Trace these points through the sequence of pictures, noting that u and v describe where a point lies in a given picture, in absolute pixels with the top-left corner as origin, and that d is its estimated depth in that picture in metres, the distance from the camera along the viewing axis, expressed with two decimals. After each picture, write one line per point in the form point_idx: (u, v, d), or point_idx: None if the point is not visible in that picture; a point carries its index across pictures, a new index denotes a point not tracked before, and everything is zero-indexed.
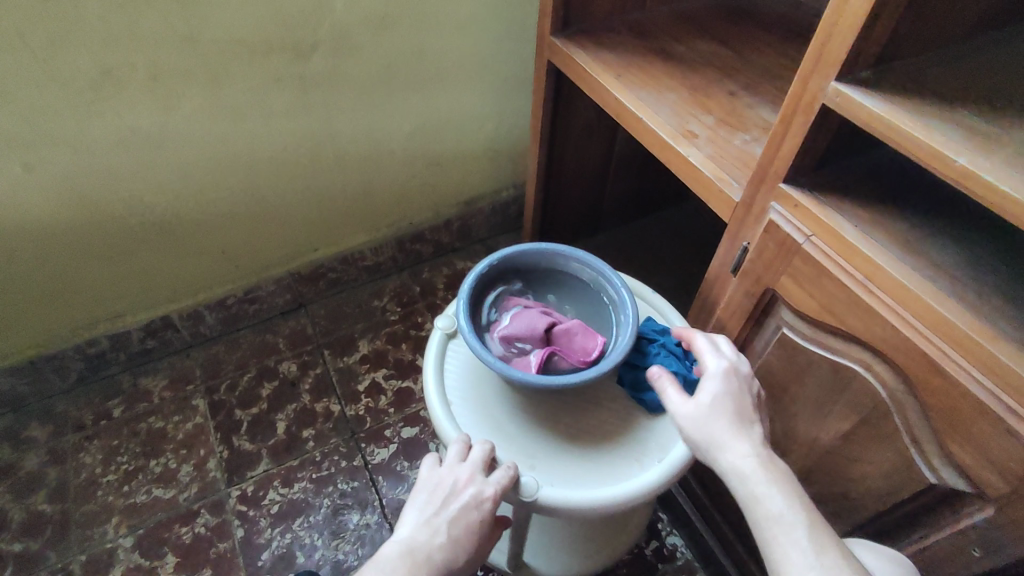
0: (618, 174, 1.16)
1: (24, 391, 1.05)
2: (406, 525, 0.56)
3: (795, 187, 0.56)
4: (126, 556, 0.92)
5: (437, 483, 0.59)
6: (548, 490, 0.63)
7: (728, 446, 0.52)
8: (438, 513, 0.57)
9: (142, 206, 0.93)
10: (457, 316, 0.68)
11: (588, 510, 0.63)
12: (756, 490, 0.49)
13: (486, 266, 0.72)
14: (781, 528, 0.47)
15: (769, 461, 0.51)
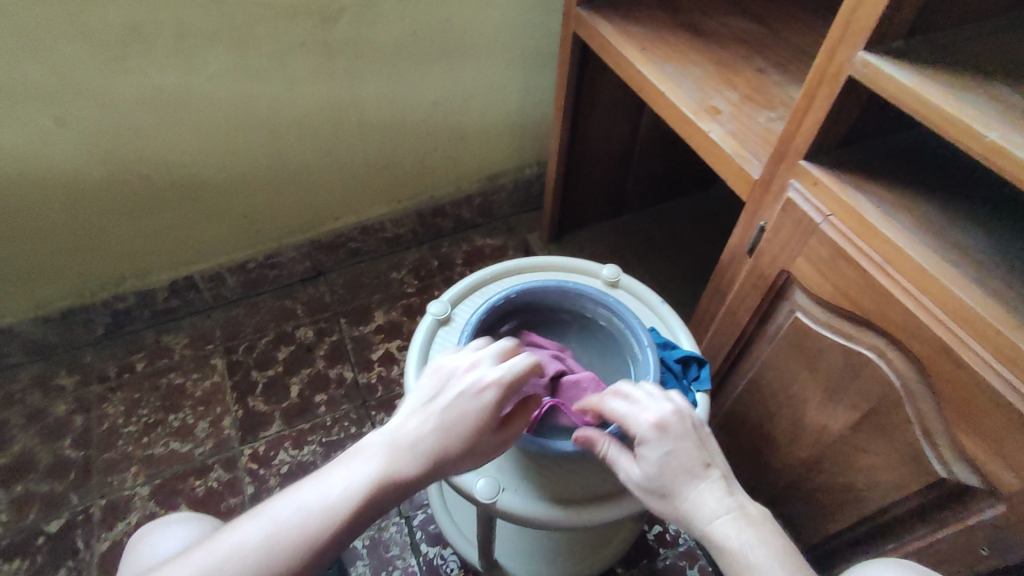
0: (643, 154, 1.14)
1: (55, 340, 1.09)
2: (366, 443, 0.49)
3: (816, 164, 0.54)
4: (142, 503, 0.96)
5: (416, 397, 0.51)
6: (508, 496, 0.57)
7: (691, 518, 0.47)
8: (410, 431, 0.49)
9: (169, 164, 0.95)
10: (457, 352, 0.63)
11: (548, 521, 0.57)
12: (738, 565, 0.44)
13: (501, 298, 0.67)
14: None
15: (734, 525, 0.46)
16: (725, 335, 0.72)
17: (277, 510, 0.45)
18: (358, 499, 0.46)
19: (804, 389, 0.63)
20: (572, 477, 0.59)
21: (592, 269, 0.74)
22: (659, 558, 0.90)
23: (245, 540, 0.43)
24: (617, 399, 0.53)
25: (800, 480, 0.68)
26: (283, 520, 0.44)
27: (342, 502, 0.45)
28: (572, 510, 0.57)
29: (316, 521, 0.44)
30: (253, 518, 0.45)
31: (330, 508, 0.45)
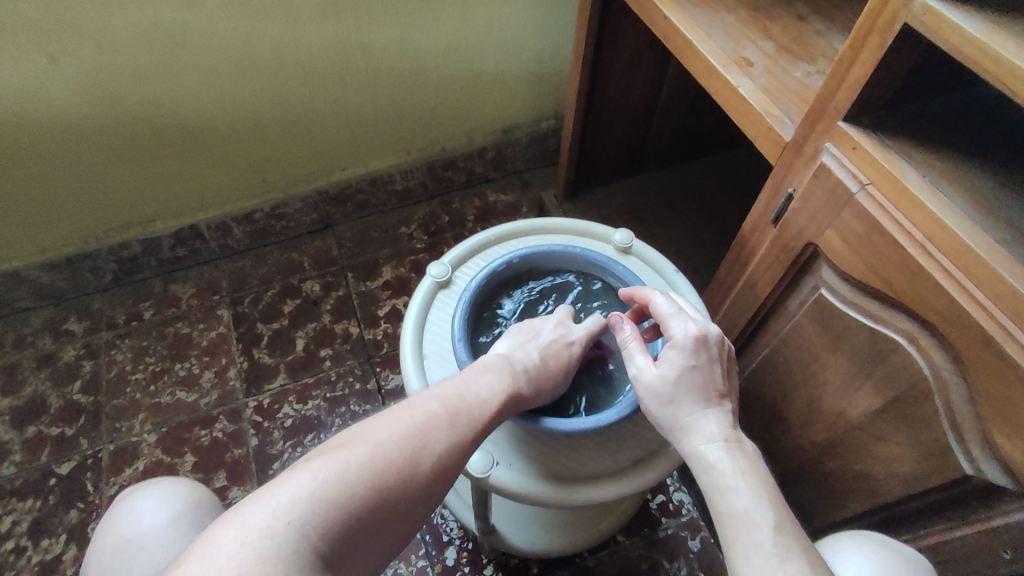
0: (668, 109, 1.06)
1: (63, 286, 1.09)
2: (457, 391, 0.50)
3: (857, 126, 0.48)
4: (149, 451, 0.97)
5: (503, 360, 0.54)
6: (501, 471, 0.54)
7: (690, 432, 0.50)
8: (503, 391, 0.52)
9: (170, 108, 0.91)
10: (455, 318, 0.60)
11: (543, 499, 0.54)
12: (721, 485, 0.47)
13: (504, 263, 0.64)
14: (744, 527, 0.45)
15: (731, 450, 0.48)
16: (742, 309, 0.68)
17: (377, 441, 0.44)
18: (457, 445, 0.47)
19: (823, 370, 0.59)
20: (568, 454, 0.55)
21: (603, 233, 0.70)
22: (660, 528, 0.90)
23: (355, 468, 0.42)
24: (663, 306, 0.56)
25: (811, 463, 0.65)
26: (388, 453, 0.43)
27: (441, 446, 0.46)
28: (568, 489, 0.54)
29: (418, 461, 0.44)
30: (354, 446, 0.43)
31: (430, 450, 0.45)
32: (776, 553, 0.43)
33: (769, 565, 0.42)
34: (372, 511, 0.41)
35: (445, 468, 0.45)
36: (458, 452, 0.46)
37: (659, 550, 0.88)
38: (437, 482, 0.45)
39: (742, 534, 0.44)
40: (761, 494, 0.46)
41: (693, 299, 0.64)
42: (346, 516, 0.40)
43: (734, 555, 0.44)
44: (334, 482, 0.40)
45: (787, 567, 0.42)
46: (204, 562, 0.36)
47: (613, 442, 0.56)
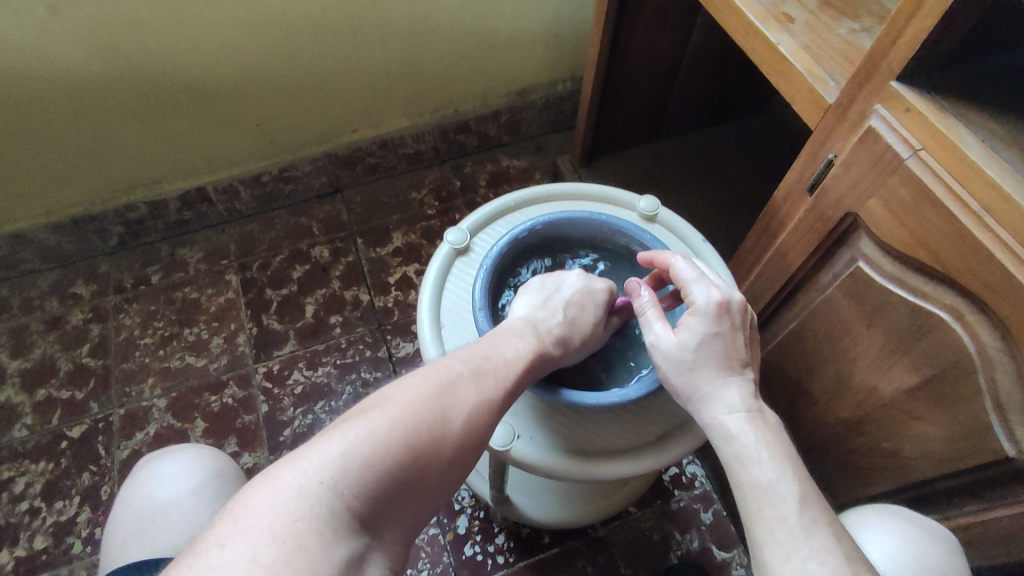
0: (691, 71, 1.02)
1: (69, 248, 1.07)
2: (482, 352, 0.48)
3: (911, 86, 0.45)
4: (160, 415, 0.96)
5: (523, 325, 0.53)
6: (522, 444, 0.53)
7: (711, 401, 0.48)
8: (527, 353, 0.50)
9: (173, 64, 0.88)
10: (475, 286, 0.58)
11: (565, 473, 0.53)
12: (743, 457, 0.45)
13: (526, 230, 0.61)
14: (768, 500, 0.43)
15: (754, 421, 0.46)
16: (770, 281, 0.66)
17: (409, 401, 0.42)
18: (488, 404, 0.45)
19: (855, 346, 0.57)
20: (590, 428, 0.54)
21: (627, 199, 0.67)
22: (672, 500, 0.89)
23: (388, 427, 0.40)
24: (684, 271, 0.53)
25: (835, 439, 0.63)
26: (419, 413, 0.42)
27: (473, 405, 0.44)
28: (590, 464, 0.53)
29: (451, 420, 0.43)
30: (384, 407, 0.41)
31: (462, 409, 0.44)
32: (801, 527, 0.42)
33: (792, 540, 0.41)
34: (408, 470, 0.40)
35: (479, 427, 0.44)
36: (491, 411, 0.45)
37: (671, 521, 0.88)
38: (472, 441, 0.44)
39: (766, 507, 0.43)
40: (785, 466, 0.44)
41: (722, 270, 0.62)
42: (384, 474, 0.39)
43: (755, 528, 0.43)
44: (370, 441, 0.39)
45: (811, 542, 0.41)
46: (241, 526, 0.35)
47: (636, 417, 0.55)
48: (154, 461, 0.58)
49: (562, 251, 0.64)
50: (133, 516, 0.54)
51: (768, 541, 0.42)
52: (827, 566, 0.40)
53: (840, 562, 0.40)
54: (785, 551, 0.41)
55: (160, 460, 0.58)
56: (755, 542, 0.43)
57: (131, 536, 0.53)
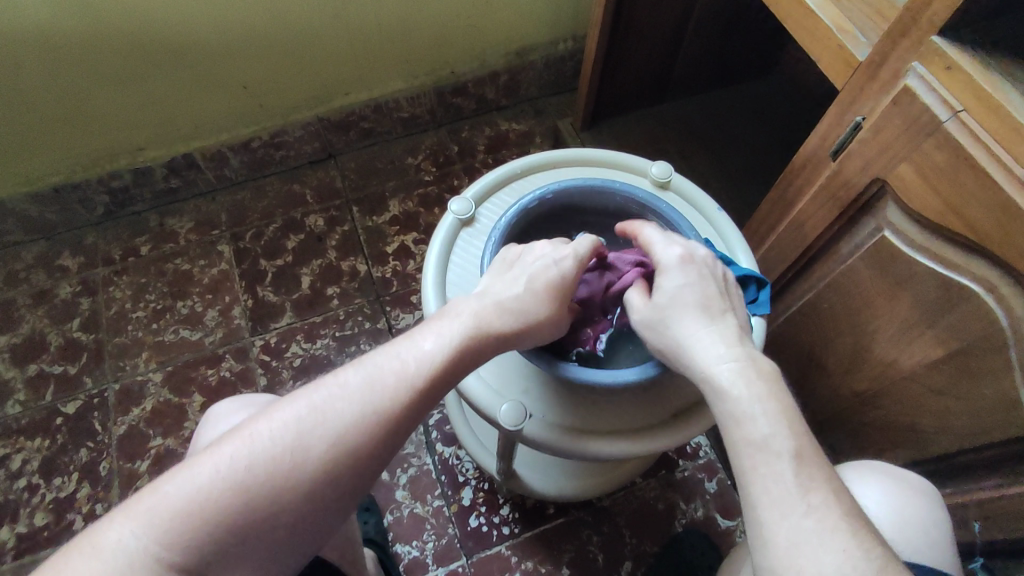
0: (700, 28, 0.97)
1: (52, 219, 1.03)
2: (403, 348, 0.44)
3: (953, 42, 0.41)
4: (156, 390, 0.94)
5: (486, 300, 0.47)
6: (534, 423, 0.51)
7: (695, 356, 0.44)
8: (468, 339, 0.45)
9: (152, 22, 0.82)
10: (482, 258, 0.55)
11: (579, 452, 0.52)
12: (734, 411, 0.40)
13: (534, 198, 0.58)
14: (763, 457, 0.38)
15: (742, 371, 0.41)
16: (785, 251, 0.63)
17: (296, 414, 0.40)
18: (394, 416, 0.41)
19: (875, 318, 0.55)
20: (602, 406, 0.53)
21: (639, 166, 0.64)
22: (677, 470, 0.89)
23: (222, 469, 0.37)
24: (652, 236, 0.51)
25: (848, 412, 0.62)
26: (304, 430, 0.39)
27: (369, 421, 0.40)
28: (604, 442, 0.51)
29: (338, 439, 0.39)
30: (273, 417, 0.40)
31: (355, 425, 0.40)
32: (798, 484, 0.37)
33: (790, 498, 0.37)
34: (240, 516, 0.37)
35: (372, 446, 0.40)
36: (392, 426, 0.41)
37: (676, 491, 0.88)
38: (363, 462, 0.40)
39: (760, 463, 0.38)
40: (779, 418, 0.39)
41: (738, 240, 0.59)
42: (208, 523, 0.36)
43: (753, 491, 0.38)
44: (238, 463, 0.38)
45: (809, 500, 0.37)
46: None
47: (651, 394, 0.53)
48: (242, 410, 0.57)
49: (571, 221, 0.61)
50: None
51: (766, 501, 0.38)
52: (826, 525, 0.36)
53: (838, 520, 0.36)
54: (782, 509, 0.37)
55: (249, 411, 0.56)
56: (756, 507, 0.38)
57: None
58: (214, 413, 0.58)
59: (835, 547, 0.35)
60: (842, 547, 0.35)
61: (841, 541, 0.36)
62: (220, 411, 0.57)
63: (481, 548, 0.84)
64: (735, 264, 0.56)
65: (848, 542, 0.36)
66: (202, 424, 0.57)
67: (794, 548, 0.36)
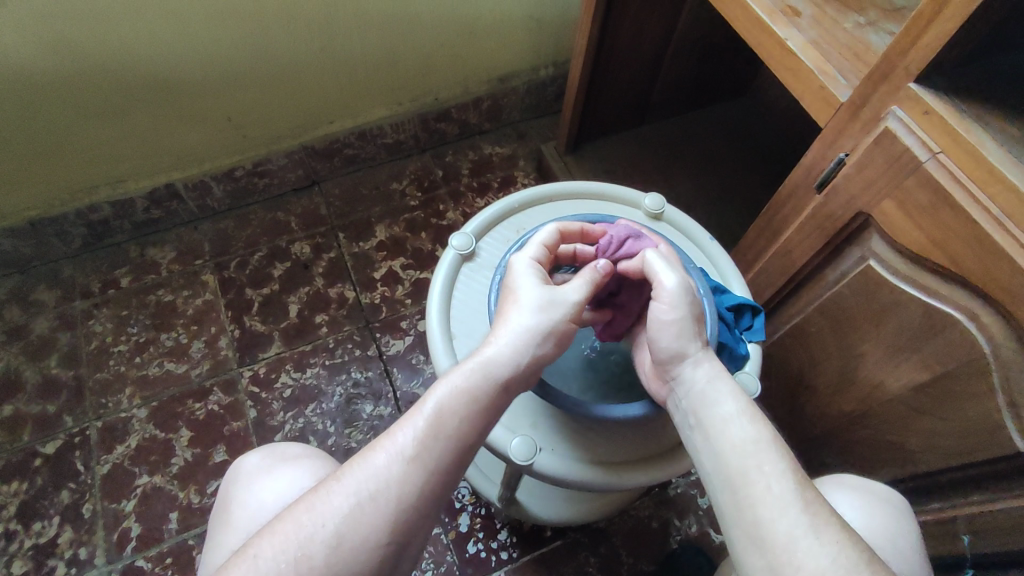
0: (677, 57, 1.00)
1: (27, 253, 1.01)
2: (393, 428, 0.44)
3: (929, 89, 0.44)
4: (141, 426, 0.92)
5: (500, 333, 0.47)
6: (545, 457, 0.53)
7: (696, 361, 0.47)
8: (452, 397, 0.44)
9: (134, 55, 0.81)
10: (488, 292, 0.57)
11: (589, 484, 0.53)
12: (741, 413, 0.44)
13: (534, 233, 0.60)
14: (766, 455, 0.42)
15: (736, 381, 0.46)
16: (773, 276, 0.66)
17: (296, 526, 0.41)
18: (394, 501, 0.41)
19: (862, 341, 0.58)
20: (612, 438, 0.54)
21: (632, 199, 0.66)
22: (669, 487, 0.91)
23: None
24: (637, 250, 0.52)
25: (839, 429, 0.65)
26: (305, 542, 0.40)
27: (367, 512, 0.41)
28: (614, 475, 0.53)
29: (340, 538, 0.40)
30: (276, 535, 0.41)
31: (355, 521, 0.41)
32: (795, 483, 0.41)
33: (788, 493, 0.40)
34: None
35: (382, 534, 0.41)
36: (393, 509, 0.41)
37: (669, 508, 0.89)
38: (376, 552, 0.41)
39: (765, 460, 0.41)
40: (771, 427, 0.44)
41: (729, 269, 0.62)
42: None
43: (755, 487, 0.41)
44: None
45: (806, 496, 0.40)
46: None
47: (659, 429, 0.55)
48: (276, 465, 0.58)
49: None
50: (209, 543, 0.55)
51: (764, 496, 0.40)
52: (819, 518, 0.39)
53: (830, 516, 0.39)
54: (782, 505, 0.40)
55: (282, 465, 0.57)
56: (754, 502, 0.40)
57: (203, 562, 0.55)
58: (247, 467, 0.59)
59: (827, 538, 0.38)
60: (834, 538, 0.38)
61: (832, 534, 0.38)
62: (254, 465, 0.58)
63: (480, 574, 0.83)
64: (729, 293, 0.58)
65: (840, 534, 0.38)
66: (236, 478, 0.58)
67: (794, 541, 0.38)
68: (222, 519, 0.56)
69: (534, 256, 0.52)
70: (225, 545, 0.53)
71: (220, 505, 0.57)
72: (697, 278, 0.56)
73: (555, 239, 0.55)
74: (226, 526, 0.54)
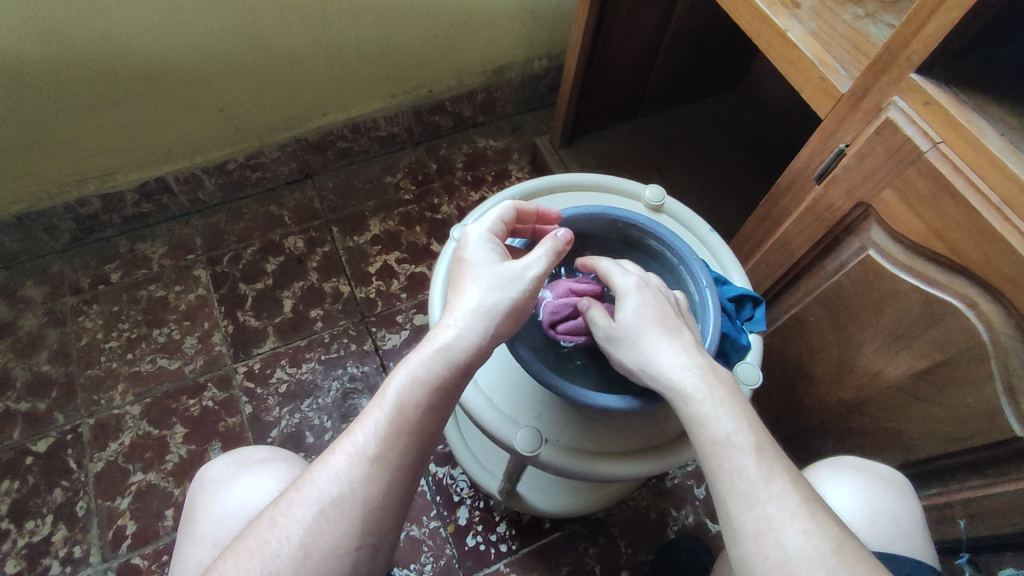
0: (671, 50, 1.00)
1: (14, 248, 0.99)
2: (350, 429, 0.44)
3: (929, 78, 0.45)
4: (134, 423, 0.91)
5: (451, 315, 0.47)
6: (550, 447, 0.53)
7: (660, 360, 0.45)
8: (407, 391, 0.44)
9: (125, 44, 0.80)
10: None
11: (587, 474, 0.53)
12: (698, 412, 0.42)
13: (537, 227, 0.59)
14: (727, 453, 0.40)
15: (701, 379, 0.43)
16: (772, 267, 0.66)
17: (259, 543, 0.40)
18: (360, 503, 0.41)
19: (860, 331, 0.58)
20: (591, 427, 0.54)
21: (633, 190, 0.66)
22: (666, 478, 0.91)
23: None
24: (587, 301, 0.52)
25: (837, 419, 0.66)
26: (271, 558, 0.39)
27: (333, 519, 0.41)
28: (593, 461, 0.53)
29: (308, 550, 0.40)
30: (239, 555, 0.40)
31: (321, 530, 0.40)
32: (759, 475, 0.39)
33: (753, 488, 0.39)
34: None
35: (352, 539, 0.41)
36: (358, 511, 0.41)
37: (666, 499, 0.90)
38: (348, 557, 0.41)
39: (724, 459, 0.40)
40: (738, 418, 0.41)
41: (729, 260, 0.62)
42: None
43: (720, 486, 0.40)
44: None
45: (771, 487, 0.39)
46: None
47: (646, 417, 0.55)
48: (240, 471, 0.57)
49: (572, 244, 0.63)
50: (177, 556, 0.55)
51: (729, 492, 0.40)
52: (786, 511, 0.38)
53: (799, 505, 0.38)
54: (744, 498, 0.39)
55: (247, 471, 0.57)
56: (724, 500, 0.40)
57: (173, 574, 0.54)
58: (212, 475, 0.58)
59: (796, 531, 0.37)
60: (802, 530, 0.37)
61: (800, 525, 0.38)
62: (219, 473, 0.58)
63: (479, 567, 0.83)
64: (730, 284, 0.58)
65: (809, 524, 0.38)
66: (201, 487, 0.58)
67: (761, 535, 0.38)
68: (188, 533, 0.55)
69: (490, 228, 0.52)
70: (195, 559, 0.52)
71: (188, 517, 0.57)
72: (700, 270, 0.56)
73: (513, 215, 0.54)
74: (193, 538, 0.54)
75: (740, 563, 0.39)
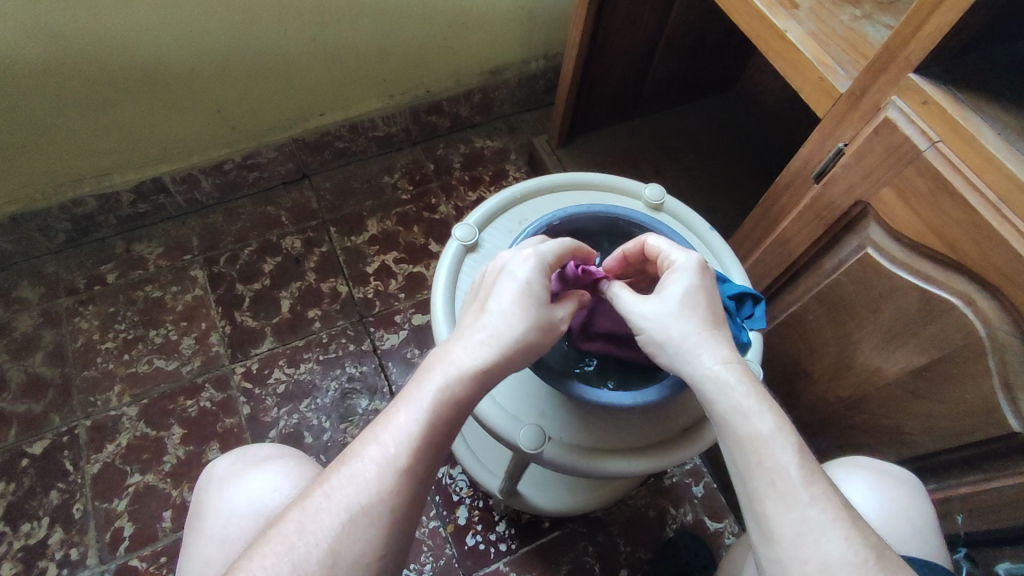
0: (669, 51, 1.01)
1: (9, 249, 0.98)
2: (380, 431, 0.42)
3: (927, 78, 0.45)
4: (132, 424, 0.90)
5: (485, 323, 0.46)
6: (553, 445, 0.53)
7: (700, 352, 0.44)
8: (442, 398, 0.43)
9: (123, 43, 0.79)
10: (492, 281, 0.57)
11: (593, 471, 0.53)
12: (739, 405, 0.41)
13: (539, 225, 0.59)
14: (768, 450, 0.40)
15: (742, 373, 0.43)
16: (771, 266, 0.67)
17: (286, 546, 0.39)
18: (390, 510, 0.40)
19: (859, 329, 0.59)
20: (595, 424, 0.55)
21: (632, 189, 0.67)
22: (665, 476, 0.92)
23: None
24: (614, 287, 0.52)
25: (836, 416, 0.66)
26: (298, 563, 0.38)
27: (363, 526, 0.39)
28: (595, 458, 0.53)
29: (336, 557, 0.39)
30: (265, 557, 0.39)
31: (349, 537, 0.39)
32: (801, 476, 0.39)
33: (793, 488, 0.39)
34: None
35: (379, 546, 0.40)
36: (388, 517, 0.40)
37: (666, 497, 0.90)
38: (374, 565, 0.39)
39: (766, 457, 0.40)
40: (777, 417, 0.41)
41: (728, 258, 0.63)
42: None
43: (756, 482, 0.40)
44: None
45: (812, 491, 0.39)
46: None
47: (650, 415, 0.55)
48: (248, 468, 0.57)
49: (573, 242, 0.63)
50: (184, 553, 0.55)
51: (768, 491, 0.39)
52: (829, 514, 0.38)
53: (839, 510, 0.39)
54: (787, 501, 0.39)
55: (253, 469, 0.57)
56: (761, 497, 0.40)
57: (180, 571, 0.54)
58: (219, 473, 0.58)
59: (837, 535, 0.38)
60: (844, 534, 0.38)
61: (842, 529, 0.38)
62: (226, 471, 0.58)
63: (479, 567, 0.84)
64: (730, 283, 0.59)
65: (849, 529, 0.38)
66: (209, 485, 0.58)
67: (800, 538, 0.38)
68: (195, 530, 0.55)
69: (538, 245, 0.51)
70: (203, 556, 0.52)
71: (194, 514, 0.57)
72: None
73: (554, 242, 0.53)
74: (200, 535, 0.54)
75: (776, 563, 0.38)
